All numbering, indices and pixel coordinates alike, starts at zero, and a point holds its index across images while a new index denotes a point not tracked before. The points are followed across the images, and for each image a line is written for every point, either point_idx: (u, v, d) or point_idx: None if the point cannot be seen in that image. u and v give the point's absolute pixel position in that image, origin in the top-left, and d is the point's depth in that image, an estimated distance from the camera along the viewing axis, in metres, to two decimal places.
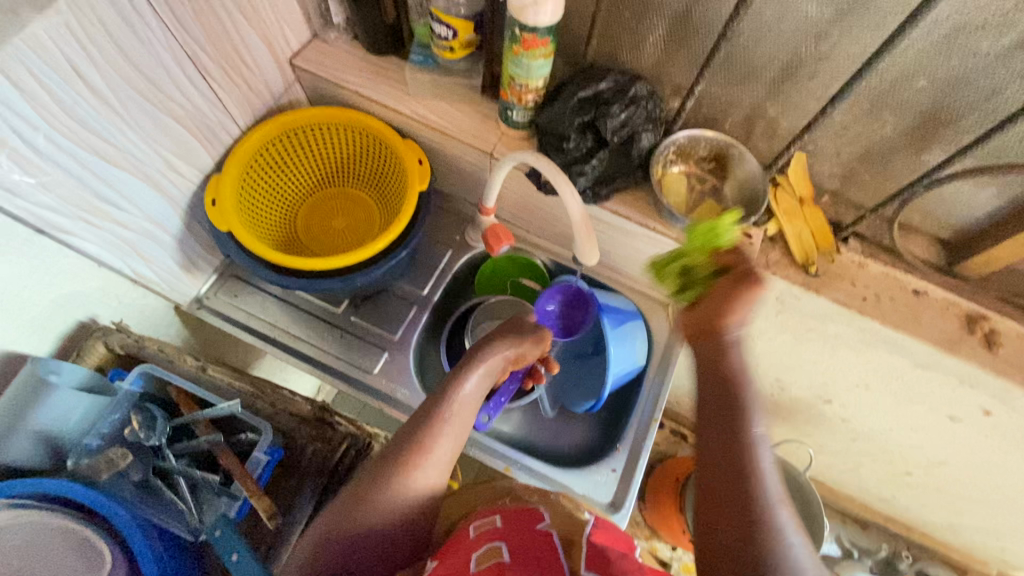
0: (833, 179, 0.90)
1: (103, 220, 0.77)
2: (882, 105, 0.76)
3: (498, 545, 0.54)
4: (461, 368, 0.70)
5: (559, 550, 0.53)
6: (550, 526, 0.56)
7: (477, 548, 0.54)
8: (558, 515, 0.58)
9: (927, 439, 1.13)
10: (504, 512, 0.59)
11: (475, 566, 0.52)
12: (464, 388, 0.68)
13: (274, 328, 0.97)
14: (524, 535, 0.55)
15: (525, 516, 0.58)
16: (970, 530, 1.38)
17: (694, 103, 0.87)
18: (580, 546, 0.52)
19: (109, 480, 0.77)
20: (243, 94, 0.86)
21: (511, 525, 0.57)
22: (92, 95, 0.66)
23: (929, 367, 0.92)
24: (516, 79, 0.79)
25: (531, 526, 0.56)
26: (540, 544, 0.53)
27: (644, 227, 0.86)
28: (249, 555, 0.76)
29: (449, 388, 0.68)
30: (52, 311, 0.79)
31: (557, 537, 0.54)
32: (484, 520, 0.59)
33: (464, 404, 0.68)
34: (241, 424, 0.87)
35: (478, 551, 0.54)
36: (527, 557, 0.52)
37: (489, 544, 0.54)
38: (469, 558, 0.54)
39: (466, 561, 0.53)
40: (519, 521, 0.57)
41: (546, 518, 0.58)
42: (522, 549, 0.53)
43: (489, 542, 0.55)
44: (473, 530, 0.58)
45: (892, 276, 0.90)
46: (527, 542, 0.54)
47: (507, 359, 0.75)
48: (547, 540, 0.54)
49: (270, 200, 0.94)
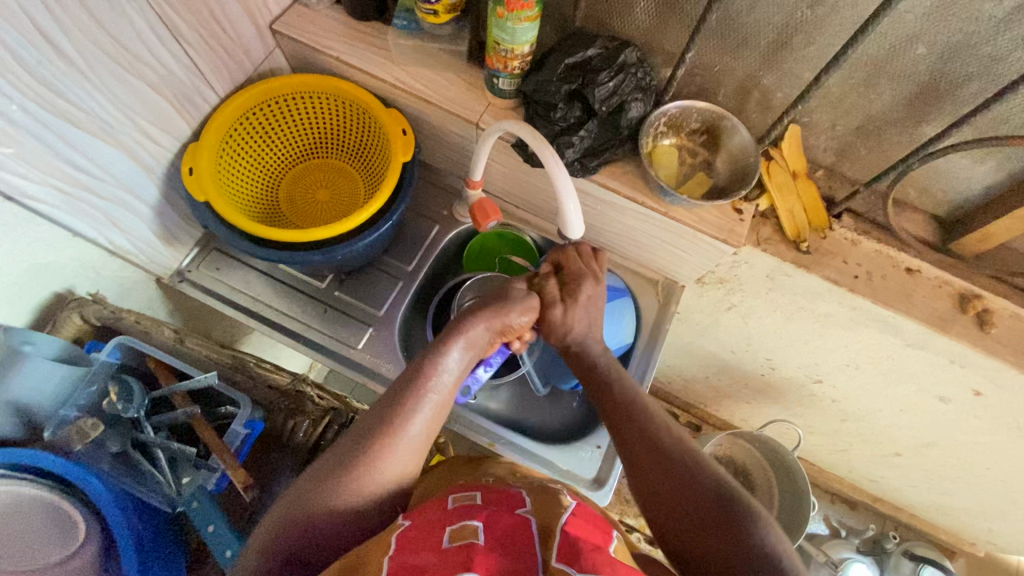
0: (828, 154, 0.87)
1: (75, 187, 0.74)
2: (880, 74, 0.73)
3: (475, 525, 0.53)
4: (443, 342, 0.68)
5: (534, 539, 0.51)
6: (530, 511, 0.55)
7: (453, 523, 0.54)
8: (542, 499, 0.57)
9: (916, 420, 1.13)
10: (484, 491, 0.59)
11: (447, 543, 0.51)
12: (443, 363, 0.67)
13: (257, 302, 0.95)
14: (501, 516, 0.54)
15: (506, 497, 0.58)
16: (958, 511, 1.39)
17: (687, 72, 0.84)
18: (556, 536, 0.51)
19: (84, 451, 0.76)
20: (221, 59, 0.83)
21: (491, 504, 0.57)
22: (58, 56, 0.63)
23: (919, 347, 0.91)
24: (502, 44, 0.77)
25: (510, 509, 0.56)
26: (518, 529, 0.53)
27: (633, 200, 0.84)
28: (225, 526, 0.78)
29: (429, 363, 0.66)
30: (26, 282, 0.77)
31: (536, 523, 0.53)
32: (463, 494, 0.59)
33: (445, 378, 0.66)
34: (220, 397, 0.87)
35: (452, 527, 0.53)
36: (502, 543, 0.51)
37: (465, 522, 0.53)
38: (443, 531, 0.53)
39: (439, 535, 0.52)
40: (500, 500, 0.57)
41: (527, 502, 0.57)
42: (497, 534, 0.52)
43: (466, 519, 0.54)
44: (451, 501, 0.58)
45: (885, 254, 0.88)
46: (504, 526, 0.53)
47: (489, 334, 0.71)
48: (525, 525, 0.53)
49: (251, 170, 0.92)
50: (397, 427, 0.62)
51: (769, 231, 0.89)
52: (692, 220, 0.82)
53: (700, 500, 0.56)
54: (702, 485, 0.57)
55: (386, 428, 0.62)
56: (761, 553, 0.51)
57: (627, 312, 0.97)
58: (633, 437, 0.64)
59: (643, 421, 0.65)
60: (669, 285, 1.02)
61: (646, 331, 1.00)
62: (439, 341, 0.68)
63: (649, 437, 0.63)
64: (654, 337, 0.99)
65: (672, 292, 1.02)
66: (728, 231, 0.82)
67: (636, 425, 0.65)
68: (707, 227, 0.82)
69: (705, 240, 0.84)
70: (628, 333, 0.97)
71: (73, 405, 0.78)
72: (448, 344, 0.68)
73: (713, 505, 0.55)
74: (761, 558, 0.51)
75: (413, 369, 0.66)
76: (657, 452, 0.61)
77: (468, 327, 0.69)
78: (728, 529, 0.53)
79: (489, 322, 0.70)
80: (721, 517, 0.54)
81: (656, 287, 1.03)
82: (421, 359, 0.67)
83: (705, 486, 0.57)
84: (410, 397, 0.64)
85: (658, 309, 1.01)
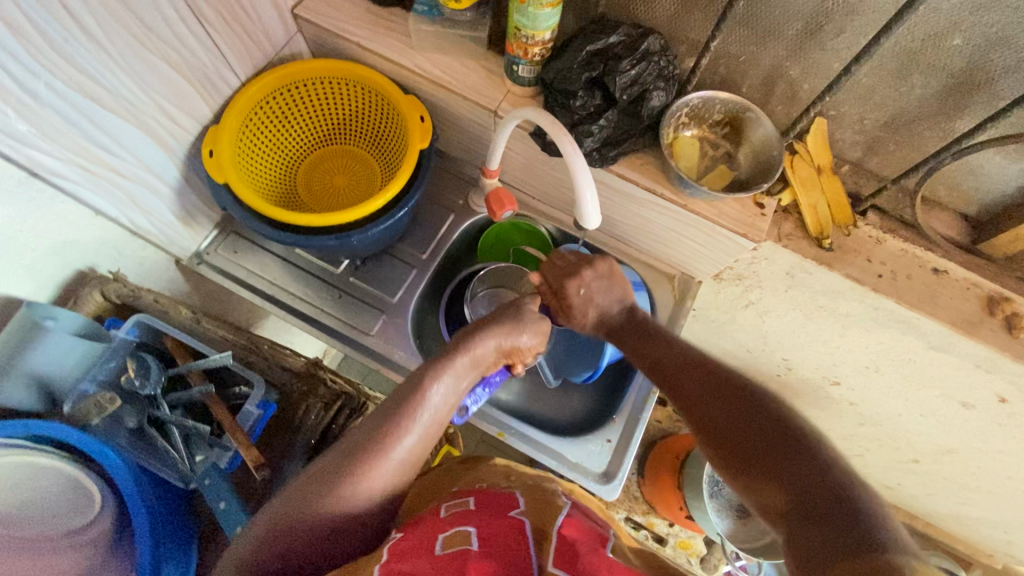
0: (854, 149, 0.85)
1: (98, 166, 0.76)
2: (912, 66, 0.71)
3: (468, 531, 0.54)
4: (436, 369, 0.66)
5: (529, 542, 0.52)
6: (523, 514, 0.57)
7: (447, 529, 0.55)
8: (535, 503, 0.59)
9: (937, 426, 1.10)
10: (479, 496, 0.60)
11: (441, 549, 0.52)
12: (437, 392, 0.64)
13: (272, 286, 0.96)
14: (494, 521, 0.55)
15: (499, 502, 0.59)
16: (977, 521, 1.35)
17: (711, 62, 0.82)
18: (550, 540, 0.52)
19: (102, 425, 0.78)
20: (243, 43, 0.83)
21: (483, 509, 0.58)
22: (85, 36, 0.64)
23: (943, 350, 0.88)
24: (522, 31, 0.76)
25: (503, 513, 0.57)
26: (511, 532, 0.53)
27: (652, 192, 0.83)
28: (235, 505, 0.79)
29: (419, 390, 0.64)
30: (50, 258, 0.78)
31: (529, 526, 0.54)
32: (457, 501, 0.60)
33: (435, 407, 0.64)
34: (235, 378, 0.88)
35: (446, 533, 0.54)
36: (496, 546, 0.51)
37: (460, 528, 0.54)
38: (437, 538, 0.54)
39: (433, 542, 0.53)
40: (494, 505, 0.58)
41: (521, 505, 0.58)
42: (491, 538, 0.52)
43: (458, 525, 0.55)
44: (446, 509, 0.59)
45: (911, 253, 0.86)
46: (496, 529, 0.54)
47: (488, 357, 0.71)
48: (518, 528, 0.54)
49: (270, 155, 0.93)
50: (390, 447, 0.60)
51: (790, 227, 0.87)
52: (712, 214, 0.81)
53: (757, 430, 0.55)
54: (761, 417, 0.56)
55: (375, 451, 0.59)
56: (823, 477, 0.49)
57: (642, 307, 0.96)
58: (690, 381, 0.64)
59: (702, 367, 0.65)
60: (686, 280, 1.01)
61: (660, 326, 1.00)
62: (430, 366, 0.67)
63: (706, 379, 0.63)
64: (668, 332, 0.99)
65: (687, 287, 1.01)
66: (748, 226, 0.80)
67: (694, 370, 0.65)
68: (727, 221, 0.80)
69: (724, 235, 0.82)
70: None
71: (92, 379, 0.80)
72: (440, 372, 0.66)
73: (772, 433, 0.54)
74: (823, 481, 0.49)
75: (404, 392, 0.64)
76: (715, 391, 0.61)
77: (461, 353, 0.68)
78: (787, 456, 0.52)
79: (487, 348, 0.70)
80: (780, 444, 0.53)
81: (672, 282, 1.01)
82: (412, 383, 0.65)
83: (765, 417, 0.56)
84: (405, 414, 0.62)
85: (673, 304, 1.00)
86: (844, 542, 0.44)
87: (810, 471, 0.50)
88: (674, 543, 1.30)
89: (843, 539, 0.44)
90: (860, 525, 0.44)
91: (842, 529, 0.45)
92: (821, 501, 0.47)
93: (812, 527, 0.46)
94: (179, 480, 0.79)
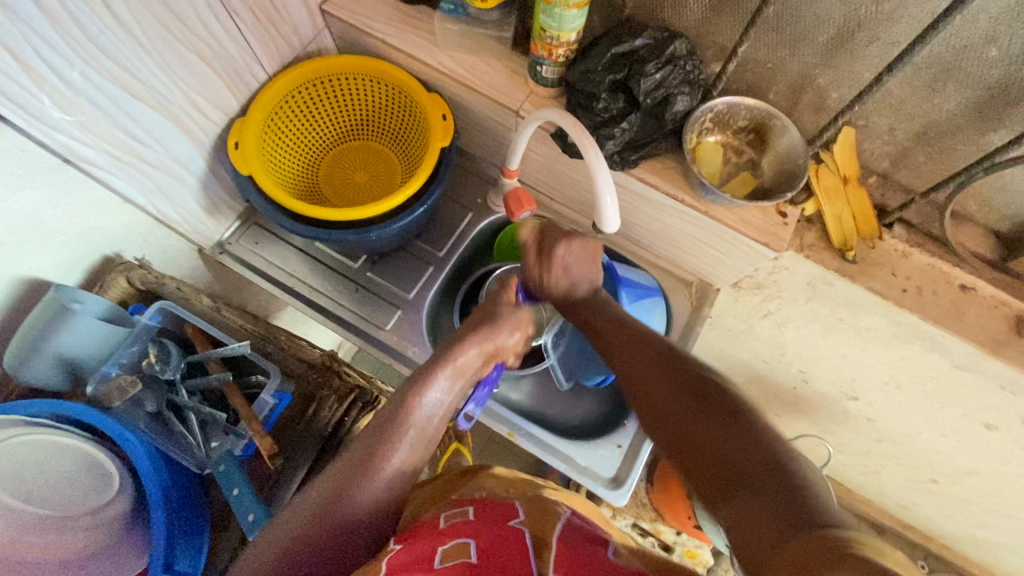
0: (883, 160, 0.83)
1: (131, 157, 0.78)
2: (945, 77, 0.69)
3: (467, 542, 0.54)
4: (422, 385, 0.66)
5: (529, 551, 0.51)
6: (522, 522, 0.56)
7: (445, 542, 0.54)
8: (535, 512, 0.58)
9: (958, 447, 1.07)
10: (477, 507, 0.59)
11: (440, 561, 0.52)
12: (426, 408, 0.66)
13: (291, 278, 0.97)
14: (493, 532, 0.54)
15: (498, 512, 0.58)
16: (995, 545, 1.32)
17: (738, 67, 0.81)
18: (551, 547, 0.51)
19: (123, 409, 0.80)
20: (271, 38, 0.84)
21: (482, 520, 0.57)
22: (120, 28, 0.66)
23: (968, 369, 0.86)
24: (548, 32, 0.76)
25: (502, 523, 0.56)
26: (509, 541, 0.53)
27: (672, 197, 0.82)
28: (249, 491, 0.80)
29: (407, 407, 0.64)
30: (78, 243, 0.81)
31: (528, 534, 0.53)
32: (456, 512, 0.60)
33: (428, 415, 0.66)
34: (252, 367, 0.90)
35: (446, 545, 0.54)
36: (494, 556, 0.51)
37: (458, 540, 0.54)
38: (436, 550, 0.53)
39: (432, 554, 0.53)
40: (493, 515, 0.57)
41: (521, 514, 0.57)
42: (489, 547, 0.52)
43: (458, 537, 0.54)
44: (444, 521, 0.58)
45: (938, 269, 0.84)
46: (495, 540, 0.53)
47: (476, 366, 0.72)
48: (518, 537, 0.53)
49: (293, 149, 0.94)
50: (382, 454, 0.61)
51: (813, 237, 0.85)
52: (733, 221, 0.80)
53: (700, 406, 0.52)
54: (702, 392, 0.54)
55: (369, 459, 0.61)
56: (760, 450, 0.46)
57: (657, 312, 0.96)
58: (638, 365, 0.62)
59: (652, 347, 0.63)
60: (704, 287, 1.00)
61: (676, 333, 0.99)
62: (414, 382, 0.67)
63: (652, 358, 0.61)
64: (683, 340, 0.98)
65: (705, 294, 1.00)
66: (770, 235, 0.79)
67: (644, 352, 0.62)
68: (750, 229, 0.79)
69: (745, 243, 0.81)
70: (657, 333, 0.96)
71: (114, 362, 0.82)
72: (426, 388, 0.66)
73: (710, 407, 0.52)
74: (761, 453, 0.46)
75: (392, 410, 0.64)
76: (661, 370, 0.59)
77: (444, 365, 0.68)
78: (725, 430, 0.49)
79: (473, 359, 0.71)
80: (718, 419, 0.50)
81: (689, 289, 1.01)
82: (398, 400, 0.65)
83: (707, 391, 0.53)
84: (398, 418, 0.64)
85: (690, 311, 1.00)
86: (784, 521, 0.41)
87: (748, 444, 0.47)
88: (680, 552, 1.29)
89: (779, 516, 0.42)
90: (796, 498, 0.42)
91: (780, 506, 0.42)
92: (758, 476, 0.45)
93: (750, 507, 0.44)
94: (195, 466, 0.81)
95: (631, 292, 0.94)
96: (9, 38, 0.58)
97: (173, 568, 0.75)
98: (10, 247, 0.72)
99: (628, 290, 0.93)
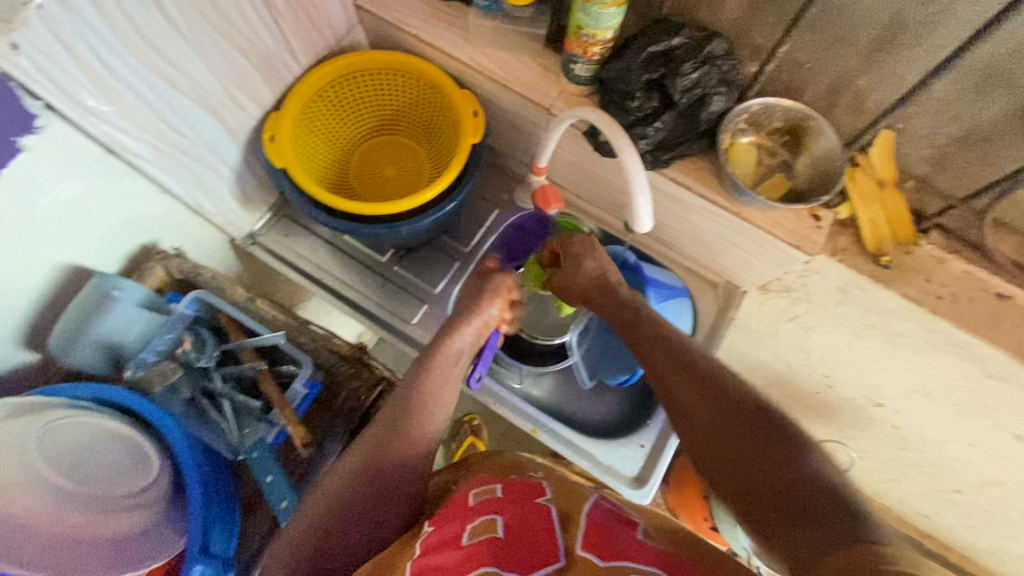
0: (921, 164, 0.82)
1: (171, 148, 0.79)
2: (993, 81, 0.68)
3: (494, 518, 0.54)
4: (425, 374, 0.70)
5: (556, 530, 0.52)
6: (549, 500, 0.56)
7: (473, 519, 0.55)
8: (561, 491, 0.58)
9: (986, 458, 1.05)
10: (505, 483, 0.60)
11: (468, 539, 0.52)
12: (433, 395, 0.68)
13: (320, 270, 0.99)
14: (519, 507, 0.55)
15: (525, 489, 0.58)
16: (1016, 557, 1.30)
17: (775, 68, 0.80)
18: (578, 525, 0.51)
19: (160, 393, 0.85)
20: (306, 31, 0.85)
21: (508, 496, 0.57)
22: (163, 20, 0.66)
23: (1002, 378, 0.84)
24: (584, 29, 0.75)
25: (530, 500, 0.56)
26: (537, 519, 0.53)
27: (705, 199, 0.81)
28: (282, 477, 0.82)
29: (412, 401, 0.67)
30: (120, 233, 0.83)
31: (554, 513, 0.54)
32: (484, 489, 0.60)
33: (455, 354, 0.73)
34: (284, 356, 0.92)
35: (474, 523, 0.54)
36: (521, 533, 0.52)
37: (486, 517, 0.54)
38: (464, 529, 0.54)
39: (460, 532, 0.53)
40: (519, 492, 0.57)
41: (548, 493, 0.57)
42: (516, 524, 0.53)
43: (485, 514, 0.55)
44: (473, 498, 0.59)
45: (975, 276, 0.82)
46: (522, 515, 0.53)
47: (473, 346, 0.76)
48: (544, 515, 0.54)
49: (325, 143, 0.95)
50: (417, 398, 0.67)
51: (846, 241, 0.85)
52: (766, 224, 0.79)
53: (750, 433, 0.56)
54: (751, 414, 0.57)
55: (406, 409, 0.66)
56: (813, 477, 0.51)
57: (684, 314, 0.95)
58: (679, 389, 0.63)
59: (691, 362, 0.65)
60: (730, 289, 1.00)
61: (702, 334, 0.99)
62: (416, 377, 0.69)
63: (682, 363, 0.65)
64: (710, 340, 0.97)
65: (731, 296, 0.99)
66: (802, 238, 0.78)
67: (681, 370, 0.64)
68: (782, 232, 0.79)
69: (778, 246, 0.80)
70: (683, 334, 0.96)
71: (152, 350, 0.85)
72: (429, 380, 0.69)
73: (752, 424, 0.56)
74: (814, 484, 0.50)
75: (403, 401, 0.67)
76: (705, 390, 0.61)
77: (440, 356, 0.71)
78: (778, 461, 0.53)
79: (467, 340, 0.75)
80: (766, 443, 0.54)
81: (716, 290, 1.00)
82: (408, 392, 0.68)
83: (755, 415, 0.57)
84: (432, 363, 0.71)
85: (716, 312, 0.99)
86: (833, 538, 0.46)
87: (804, 474, 0.51)
88: None
89: (831, 533, 0.46)
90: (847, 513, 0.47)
91: (834, 521, 0.47)
92: (814, 502, 0.49)
93: (809, 528, 0.48)
94: (228, 452, 0.84)
95: (658, 292, 0.94)
96: (63, 31, 0.59)
97: (209, 551, 0.77)
98: (56, 235, 0.75)
99: (656, 291, 0.93)
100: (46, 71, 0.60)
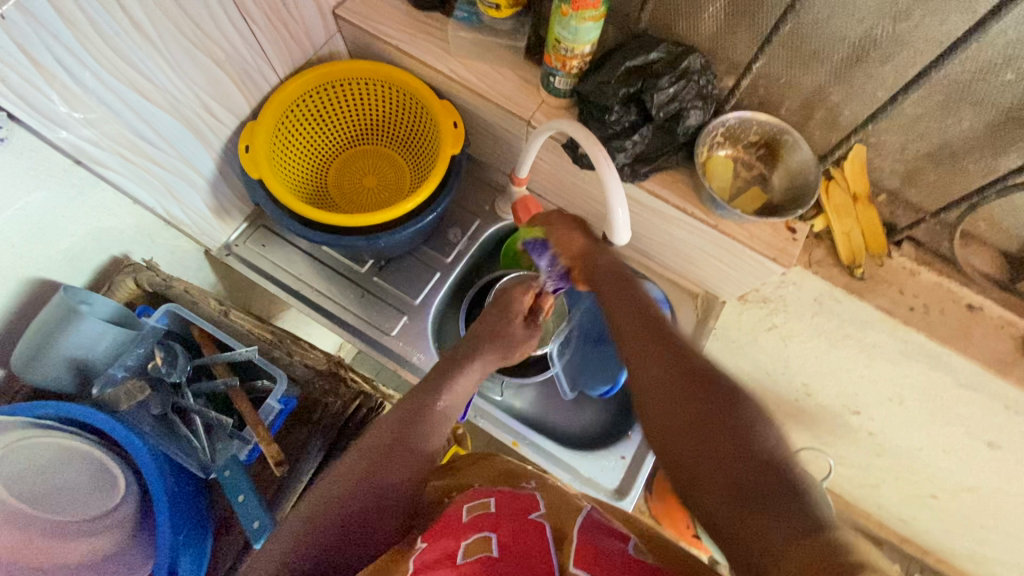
0: (893, 178, 0.84)
1: (140, 157, 0.77)
2: (959, 99, 0.70)
3: (488, 536, 0.53)
4: (438, 380, 0.69)
5: (549, 543, 0.50)
6: (543, 516, 0.55)
7: (467, 536, 0.53)
8: (554, 505, 0.57)
9: (959, 463, 1.07)
10: (499, 498, 0.59)
11: (462, 557, 0.50)
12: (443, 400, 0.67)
13: (297, 281, 0.97)
14: (515, 524, 0.54)
15: (520, 504, 0.57)
16: (992, 560, 1.32)
17: (751, 82, 0.81)
18: (572, 542, 0.49)
19: (128, 410, 0.81)
20: (283, 41, 0.84)
21: (502, 513, 0.56)
22: (134, 29, 0.65)
23: (972, 388, 0.86)
24: (562, 43, 0.76)
25: (523, 516, 0.55)
26: (529, 534, 0.52)
27: (682, 211, 0.82)
28: (253, 498, 0.80)
29: (423, 411, 0.65)
30: (87, 244, 0.81)
31: (548, 528, 0.53)
32: (477, 504, 0.58)
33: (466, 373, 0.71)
34: (258, 371, 0.91)
35: (468, 540, 0.53)
36: (515, 549, 0.50)
37: (480, 534, 0.53)
38: (459, 546, 0.52)
39: (455, 550, 0.52)
40: (514, 508, 0.57)
41: (541, 508, 0.56)
42: (511, 540, 0.51)
43: (480, 531, 0.53)
44: (465, 513, 0.57)
45: (945, 287, 0.84)
46: (518, 533, 0.52)
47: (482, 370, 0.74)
48: (539, 532, 0.52)
49: (303, 153, 0.94)
50: (429, 403, 0.66)
51: (821, 254, 0.87)
52: (743, 237, 0.80)
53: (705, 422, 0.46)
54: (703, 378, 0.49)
55: (419, 416, 0.65)
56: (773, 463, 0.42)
57: None
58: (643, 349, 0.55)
59: (655, 331, 0.56)
60: (709, 299, 1.00)
61: None
62: (431, 386, 0.68)
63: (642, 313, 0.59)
64: None
65: (711, 306, 1.00)
66: (779, 251, 0.79)
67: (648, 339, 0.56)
68: (759, 245, 0.79)
69: (755, 258, 0.81)
70: None
71: (121, 365, 0.83)
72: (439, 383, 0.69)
73: (705, 386, 0.49)
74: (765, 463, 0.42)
75: (414, 407, 0.65)
76: (667, 362, 0.52)
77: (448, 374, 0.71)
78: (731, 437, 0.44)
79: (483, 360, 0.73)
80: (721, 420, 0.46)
81: (695, 300, 1.01)
82: (419, 399, 0.66)
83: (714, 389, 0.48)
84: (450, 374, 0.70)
85: (695, 323, 1.00)
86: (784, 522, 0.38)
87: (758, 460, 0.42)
88: None
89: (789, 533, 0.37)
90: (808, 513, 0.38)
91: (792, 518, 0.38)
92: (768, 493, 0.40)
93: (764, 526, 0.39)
94: (200, 470, 0.82)
95: None
96: (27, 42, 0.57)
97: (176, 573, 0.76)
98: (22, 248, 0.73)
99: None
100: (9, 81, 0.58)
